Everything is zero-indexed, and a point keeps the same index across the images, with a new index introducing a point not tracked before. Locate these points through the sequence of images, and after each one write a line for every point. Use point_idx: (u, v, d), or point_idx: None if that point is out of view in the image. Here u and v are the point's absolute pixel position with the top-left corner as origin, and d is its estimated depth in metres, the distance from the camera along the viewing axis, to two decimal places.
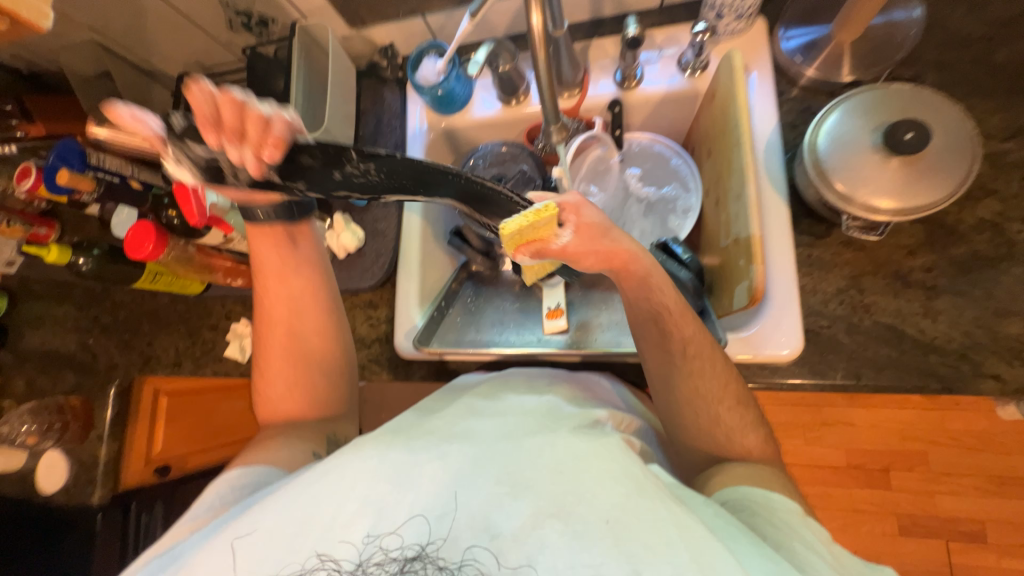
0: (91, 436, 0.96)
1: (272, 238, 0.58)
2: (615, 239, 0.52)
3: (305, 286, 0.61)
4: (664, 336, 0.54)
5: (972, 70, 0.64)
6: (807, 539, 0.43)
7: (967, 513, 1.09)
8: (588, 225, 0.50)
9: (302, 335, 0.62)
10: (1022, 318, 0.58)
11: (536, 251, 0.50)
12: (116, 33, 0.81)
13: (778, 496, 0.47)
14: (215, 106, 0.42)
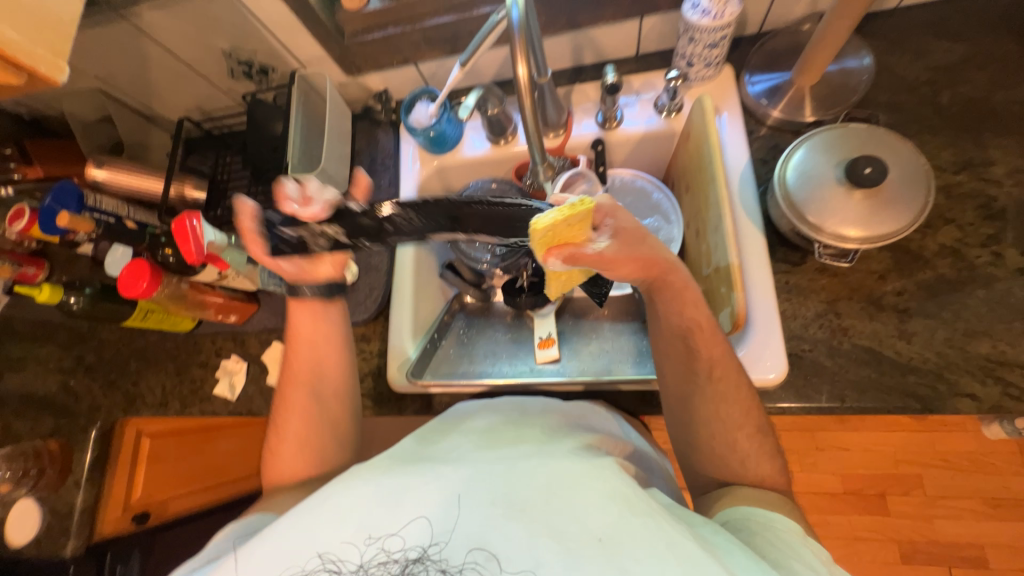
0: (68, 483, 0.91)
1: (310, 307, 0.64)
2: (653, 246, 0.54)
3: (331, 349, 0.65)
4: (692, 353, 0.56)
5: (921, 111, 0.70)
6: (805, 559, 0.43)
7: (965, 535, 1.23)
8: (624, 230, 0.52)
9: (323, 397, 0.64)
10: (990, 338, 0.60)
11: (570, 255, 0.50)
12: (120, 81, 0.85)
13: (776, 516, 0.48)
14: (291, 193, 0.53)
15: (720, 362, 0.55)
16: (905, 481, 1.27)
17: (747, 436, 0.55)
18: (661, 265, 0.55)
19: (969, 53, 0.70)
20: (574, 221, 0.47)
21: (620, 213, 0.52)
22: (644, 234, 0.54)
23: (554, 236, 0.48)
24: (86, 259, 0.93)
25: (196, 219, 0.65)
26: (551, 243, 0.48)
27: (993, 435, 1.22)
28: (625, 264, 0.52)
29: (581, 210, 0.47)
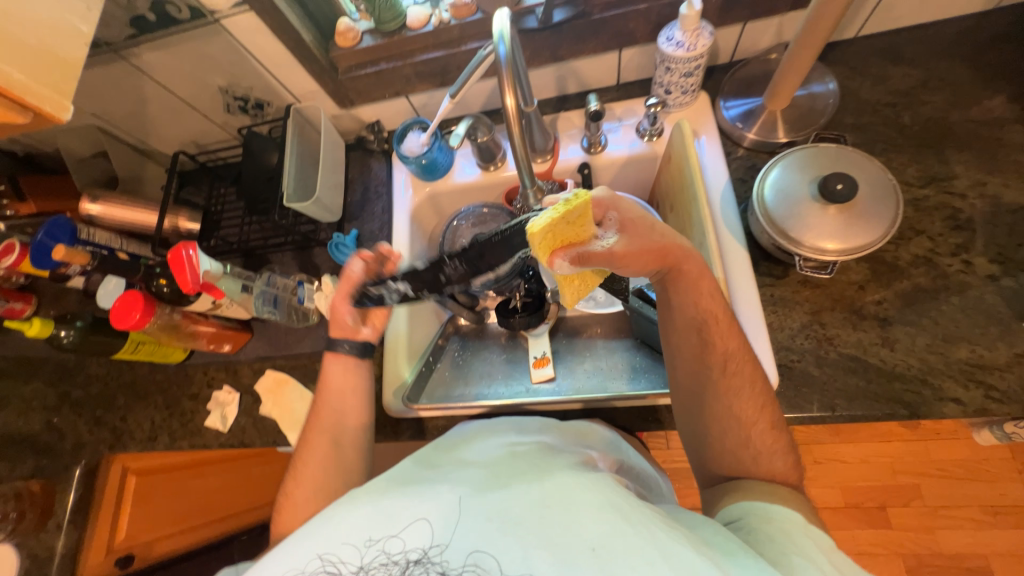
0: (49, 525, 0.89)
1: (344, 359, 0.67)
2: (664, 234, 0.56)
3: (358, 396, 0.66)
4: (707, 345, 0.57)
5: (885, 130, 0.75)
6: (807, 553, 0.43)
7: (967, 546, 1.22)
8: (631, 221, 0.54)
9: (344, 445, 0.63)
10: (969, 343, 0.63)
11: (577, 255, 0.51)
12: (116, 117, 0.87)
13: (776, 509, 0.48)
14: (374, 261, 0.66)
15: (734, 356, 0.56)
16: (904, 492, 1.27)
17: (762, 430, 0.54)
18: (674, 252, 0.56)
19: (925, 77, 0.76)
20: (572, 218, 0.48)
21: (623, 203, 0.54)
22: (653, 223, 0.55)
23: (556, 238, 0.49)
24: (76, 293, 0.93)
25: (191, 248, 0.66)
26: (554, 245, 0.50)
27: (985, 441, 1.24)
28: (638, 256, 0.54)
29: (577, 208, 0.48)
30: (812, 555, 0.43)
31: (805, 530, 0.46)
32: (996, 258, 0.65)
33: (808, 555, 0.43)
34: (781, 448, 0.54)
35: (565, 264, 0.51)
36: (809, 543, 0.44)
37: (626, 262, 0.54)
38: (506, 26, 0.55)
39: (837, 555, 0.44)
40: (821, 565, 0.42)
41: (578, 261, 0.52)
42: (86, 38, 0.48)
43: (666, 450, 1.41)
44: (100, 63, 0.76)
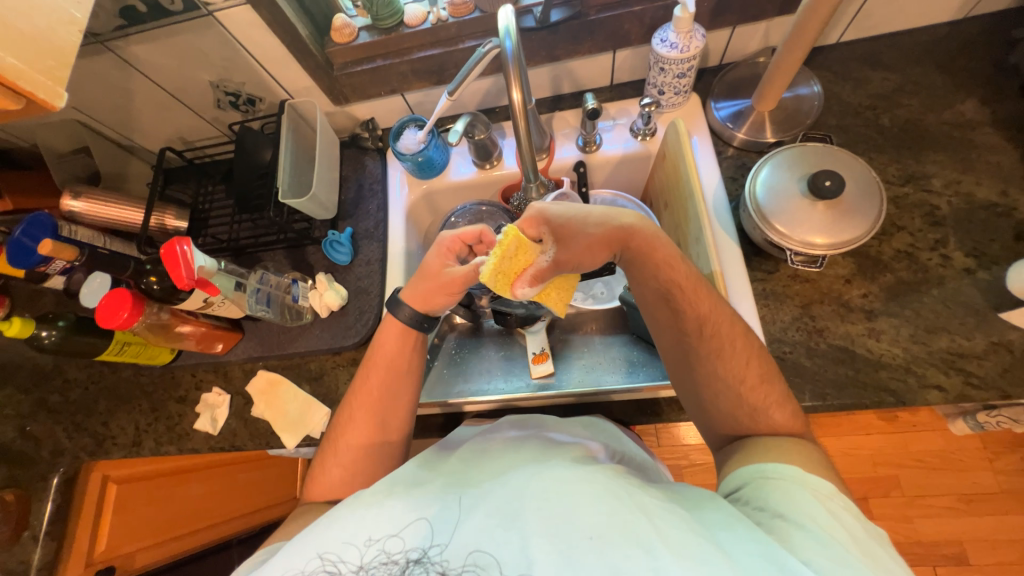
0: (23, 538, 0.85)
1: (399, 330, 0.66)
2: (599, 222, 0.60)
3: (404, 378, 0.65)
4: (676, 312, 0.59)
5: (866, 131, 0.78)
6: (802, 509, 0.44)
7: (945, 533, 1.27)
8: (559, 226, 0.59)
9: (387, 423, 0.64)
10: (950, 333, 0.66)
11: (531, 277, 0.59)
12: (99, 111, 0.84)
13: (768, 467, 0.50)
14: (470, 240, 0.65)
15: (709, 318, 0.58)
16: (885, 482, 1.32)
17: (749, 387, 0.56)
18: (615, 235, 0.60)
19: (902, 81, 0.80)
20: (510, 253, 0.56)
21: (550, 213, 0.59)
22: (585, 216, 0.60)
23: (508, 272, 0.57)
24: (53, 294, 0.89)
25: (186, 244, 0.64)
26: (511, 280, 0.58)
27: (958, 432, 1.29)
28: (587, 252, 0.60)
29: (508, 245, 0.56)
30: (809, 510, 0.44)
31: (799, 483, 0.47)
32: (971, 253, 0.69)
33: (804, 512, 0.44)
34: (774, 398, 0.56)
35: (529, 288, 0.59)
36: (803, 495, 0.46)
37: (579, 260, 0.60)
38: (513, 22, 0.56)
39: (832, 500, 0.45)
40: (817, 518, 0.43)
41: (537, 280, 0.59)
42: (80, 25, 0.47)
43: (657, 447, 1.43)
44: (85, 55, 0.73)
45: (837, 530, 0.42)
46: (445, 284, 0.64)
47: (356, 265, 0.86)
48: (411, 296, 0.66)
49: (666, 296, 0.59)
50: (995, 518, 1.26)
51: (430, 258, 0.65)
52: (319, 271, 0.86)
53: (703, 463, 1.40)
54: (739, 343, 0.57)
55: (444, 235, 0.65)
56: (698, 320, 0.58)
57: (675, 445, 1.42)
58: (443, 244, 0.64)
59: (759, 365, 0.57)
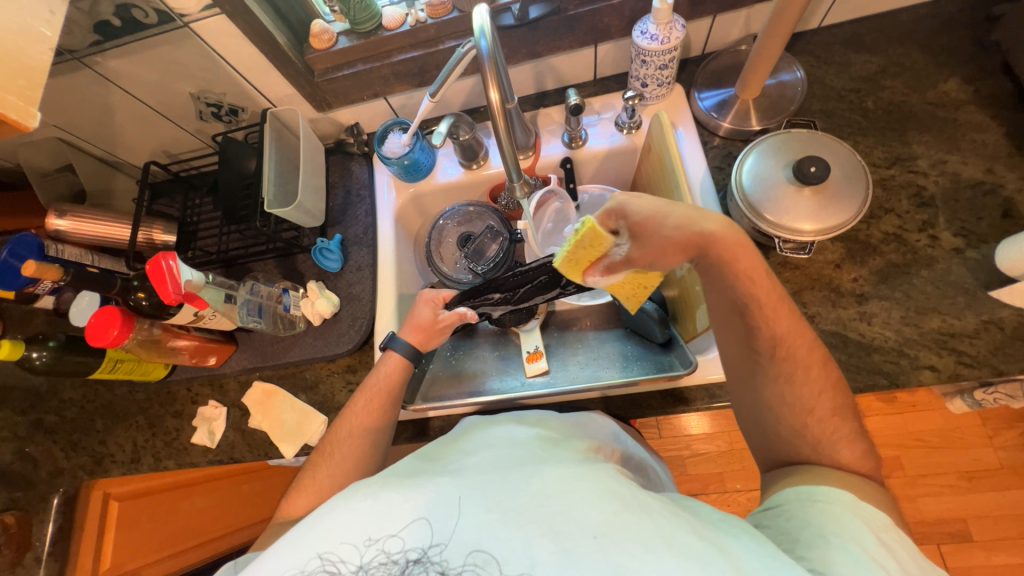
0: (25, 561, 0.81)
1: (403, 363, 0.69)
2: (681, 224, 0.51)
3: (397, 398, 0.67)
4: (752, 332, 0.55)
5: (850, 114, 0.78)
6: (848, 532, 0.43)
7: (947, 511, 1.27)
8: (639, 224, 0.52)
9: (379, 441, 0.64)
10: (940, 313, 0.66)
11: (604, 267, 0.57)
12: (81, 128, 0.83)
13: (816, 490, 0.48)
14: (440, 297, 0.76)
15: (786, 340, 0.54)
16: (887, 463, 1.32)
17: (819, 419, 0.53)
18: (692, 240, 0.52)
19: (884, 64, 0.79)
20: (585, 244, 0.55)
21: (630, 208, 0.52)
22: (666, 215, 0.51)
23: (579, 261, 0.58)
24: (43, 314, 0.88)
25: (171, 258, 0.64)
26: (583, 267, 0.58)
27: (957, 410, 1.29)
28: (661, 255, 0.53)
29: (582, 237, 0.54)
30: (857, 535, 0.43)
31: (848, 508, 0.46)
32: (959, 232, 0.69)
33: (850, 534, 0.43)
34: (844, 434, 0.53)
35: (601, 277, 0.58)
36: (852, 520, 0.44)
37: (653, 260, 0.54)
38: (487, 21, 0.55)
39: (886, 533, 0.44)
40: (864, 543, 0.42)
41: (609, 271, 0.58)
42: (51, 43, 0.47)
43: (658, 439, 1.44)
44: (63, 72, 0.73)
45: (887, 559, 0.41)
46: (438, 330, 0.73)
47: (347, 271, 0.86)
48: (412, 340, 0.72)
49: (743, 308, 0.54)
50: (997, 494, 1.26)
51: (420, 310, 0.74)
52: (310, 279, 0.86)
53: (705, 453, 1.40)
54: (779, 336, 0.53)
55: (427, 292, 0.76)
56: (774, 341, 0.54)
57: (676, 436, 1.43)
58: (427, 298, 0.75)
59: (835, 399, 0.54)
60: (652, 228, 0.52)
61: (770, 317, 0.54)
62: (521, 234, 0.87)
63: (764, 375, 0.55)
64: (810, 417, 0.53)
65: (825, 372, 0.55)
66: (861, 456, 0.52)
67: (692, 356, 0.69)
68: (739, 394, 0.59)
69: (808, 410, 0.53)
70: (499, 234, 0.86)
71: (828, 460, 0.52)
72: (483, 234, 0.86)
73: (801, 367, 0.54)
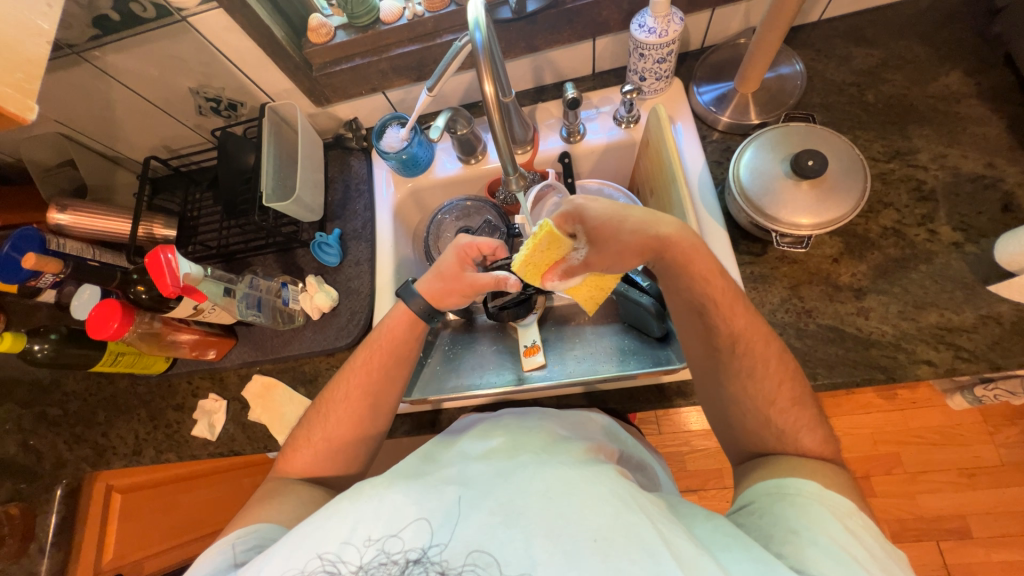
0: (30, 550, 0.84)
1: (409, 318, 0.67)
2: (637, 226, 0.56)
3: (398, 361, 0.66)
4: (709, 330, 0.57)
5: (850, 108, 0.78)
6: (818, 525, 0.44)
7: (948, 509, 1.27)
8: (593, 227, 0.57)
9: (378, 402, 0.64)
10: (938, 308, 0.65)
11: (562, 270, 0.62)
12: (81, 122, 0.84)
13: (788, 482, 0.49)
14: (475, 246, 0.68)
15: (743, 335, 0.56)
16: (886, 460, 1.32)
17: (780, 408, 0.54)
18: (648, 243, 0.56)
19: (885, 57, 0.79)
20: (542, 247, 0.58)
21: (587, 212, 0.56)
22: (622, 220, 0.56)
23: (539, 264, 0.60)
24: (46, 308, 0.89)
25: (170, 251, 0.64)
26: (542, 270, 0.61)
27: (958, 407, 1.29)
28: (618, 259, 0.58)
29: (540, 240, 0.57)
30: (827, 526, 0.43)
31: (817, 499, 0.46)
32: (959, 227, 0.69)
33: (822, 528, 0.43)
34: (819, 428, 0.54)
35: (559, 280, 0.63)
36: (821, 511, 0.45)
37: (610, 264, 0.59)
38: (481, 14, 0.55)
39: (852, 518, 0.45)
40: (833, 533, 0.43)
41: (566, 274, 0.62)
42: (48, 36, 0.47)
43: (658, 435, 1.44)
44: (62, 67, 0.73)
45: (856, 549, 0.42)
46: (460, 283, 0.67)
47: (346, 266, 0.87)
48: (426, 292, 0.67)
49: (699, 309, 0.58)
50: (998, 491, 1.26)
51: (447, 259, 0.68)
52: (309, 273, 0.86)
53: (705, 449, 1.40)
54: (746, 333, 0.55)
55: (462, 238, 0.68)
56: (750, 346, 0.55)
57: (676, 432, 1.43)
58: (461, 246, 0.68)
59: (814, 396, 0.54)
60: (613, 232, 0.56)
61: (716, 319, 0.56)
62: (517, 229, 0.86)
63: (726, 372, 0.56)
64: (770, 408, 0.54)
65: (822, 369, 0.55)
66: (819, 440, 0.53)
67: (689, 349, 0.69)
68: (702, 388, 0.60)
69: (770, 402, 0.54)
70: (497, 228, 0.87)
71: (817, 456, 0.52)
72: (482, 229, 0.87)
73: (756, 361, 0.55)
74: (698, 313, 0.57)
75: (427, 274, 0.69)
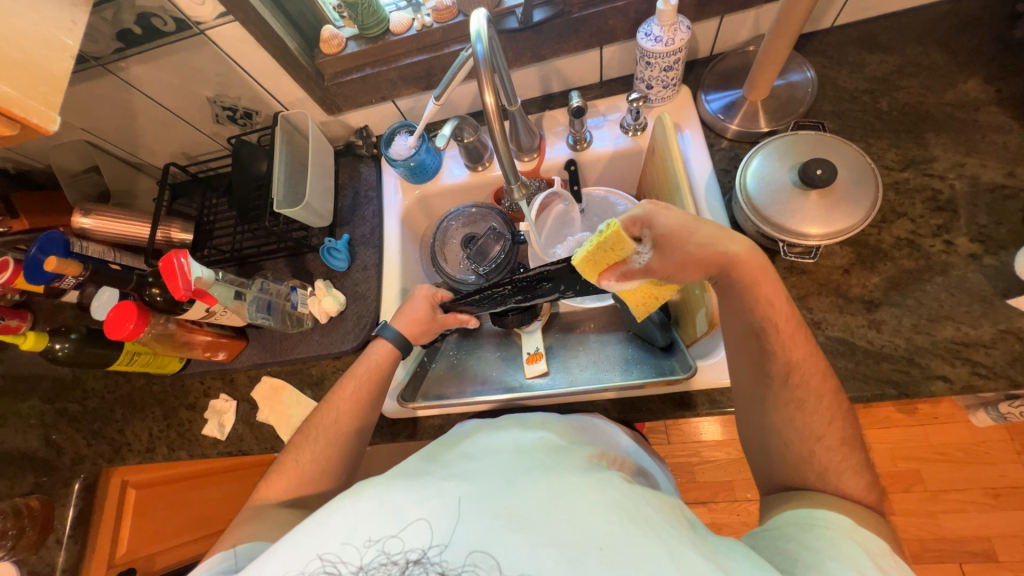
0: (48, 542, 0.86)
1: (391, 351, 0.71)
2: (702, 244, 0.54)
3: (381, 387, 0.68)
4: (768, 358, 0.55)
5: (863, 116, 0.76)
6: (847, 557, 0.42)
7: (971, 530, 1.22)
8: (664, 236, 0.54)
9: (361, 428, 0.66)
10: (954, 322, 0.63)
11: (621, 272, 0.58)
12: (105, 130, 0.87)
13: (818, 514, 0.47)
14: (433, 296, 0.77)
15: (806, 366, 0.54)
16: (905, 477, 1.28)
17: (829, 446, 0.52)
18: (714, 259, 0.54)
19: (900, 63, 0.77)
20: (606, 246, 0.55)
21: (658, 219, 0.54)
22: (692, 232, 0.54)
23: (598, 263, 0.57)
24: (70, 308, 0.93)
25: (183, 256, 0.66)
26: (600, 268, 0.58)
27: (981, 424, 1.24)
28: (680, 269, 0.55)
29: (605, 239, 0.54)
30: (856, 559, 0.41)
31: (849, 535, 0.44)
32: (977, 238, 0.66)
33: (850, 560, 0.41)
34: (825, 449, 0.52)
35: (615, 281, 0.59)
36: (851, 546, 0.43)
37: (671, 274, 0.56)
38: (484, 25, 0.56)
39: (884, 559, 0.42)
40: (861, 566, 0.41)
41: (623, 277, 0.58)
42: (71, 51, 0.50)
43: (666, 445, 1.42)
44: (88, 78, 0.76)
45: None
46: (434, 322, 0.76)
47: (353, 271, 0.88)
48: (403, 330, 0.73)
49: (758, 331, 0.55)
50: None
51: (417, 304, 0.75)
52: (317, 278, 0.88)
53: (715, 460, 1.37)
54: (805, 363, 0.54)
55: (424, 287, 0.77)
56: (790, 367, 0.54)
57: (685, 442, 1.40)
58: (427, 294, 0.76)
59: (822, 416, 0.53)
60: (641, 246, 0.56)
61: (774, 343, 0.54)
62: (522, 236, 0.87)
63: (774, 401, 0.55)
64: (817, 443, 0.52)
65: (820, 397, 0.54)
66: (864, 484, 0.51)
67: (693, 360, 0.68)
68: (744, 406, 0.59)
69: (816, 437, 0.52)
70: (502, 235, 0.86)
71: (827, 482, 0.51)
72: (487, 235, 0.86)
73: (811, 394, 0.54)
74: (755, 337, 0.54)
75: (398, 317, 0.75)
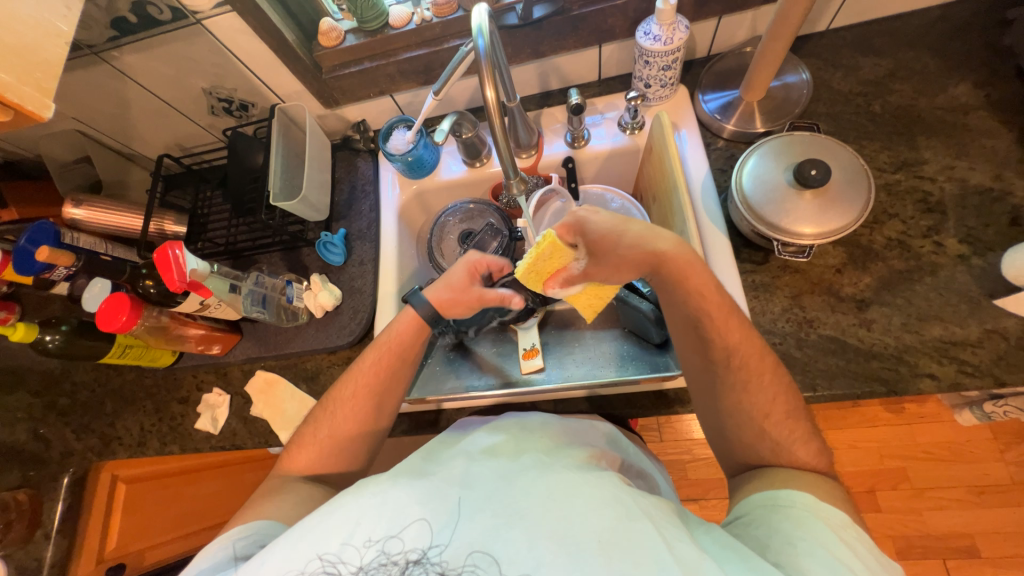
0: (37, 536, 0.85)
1: (417, 323, 0.68)
2: (634, 239, 0.57)
3: (404, 362, 0.66)
4: (710, 344, 0.56)
5: (856, 118, 0.77)
6: (814, 535, 0.43)
7: (955, 526, 1.24)
8: (595, 239, 0.59)
9: (383, 404, 0.64)
10: (943, 321, 0.65)
11: (563, 279, 0.62)
12: (97, 119, 0.86)
13: (780, 493, 0.48)
14: (481, 264, 0.72)
15: (739, 349, 0.55)
16: (892, 474, 1.30)
17: (785, 427, 0.53)
18: (646, 257, 0.57)
19: (893, 67, 0.78)
20: (546, 256, 0.59)
21: (587, 224, 0.59)
22: (621, 233, 0.58)
23: (540, 271, 0.62)
24: (60, 300, 0.91)
25: (178, 247, 0.66)
26: (543, 278, 0.63)
27: (966, 423, 1.27)
28: (615, 270, 0.60)
29: (543, 251, 0.58)
30: (822, 537, 0.43)
31: (811, 510, 0.46)
32: (966, 239, 0.68)
33: (817, 537, 0.43)
34: (816, 443, 0.53)
35: (560, 289, 0.63)
36: (816, 523, 0.44)
37: (607, 277, 0.61)
38: (485, 20, 0.56)
39: (846, 530, 0.44)
40: (829, 544, 0.42)
41: (566, 283, 0.62)
42: (67, 37, 0.49)
43: (659, 442, 1.43)
44: (81, 66, 0.75)
45: (850, 558, 0.41)
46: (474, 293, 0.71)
47: (350, 265, 0.87)
48: (433, 299, 0.69)
49: (707, 323, 0.56)
50: (1007, 510, 1.23)
51: (457, 272, 0.71)
52: (313, 272, 0.87)
53: (706, 458, 1.39)
54: (741, 348, 0.55)
55: (473, 254, 0.72)
56: (727, 351, 0.55)
57: (677, 440, 1.42)
58: (472, 262, 0.71)
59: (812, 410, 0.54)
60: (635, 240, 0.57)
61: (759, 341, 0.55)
62: (520, 233, 0.87)
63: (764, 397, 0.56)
64: (763, 421, 0.53)
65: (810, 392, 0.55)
66: (812, 452, 0.52)
67: None
68: (702, 402, 0.60)
69: (762, 414, 0.53)
70: (499, 231, 0.87)
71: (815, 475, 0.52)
72: (485, 231, 0.87)
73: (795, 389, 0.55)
74: (744, 334, 0.55)
75: (434, 283, 0.71)
